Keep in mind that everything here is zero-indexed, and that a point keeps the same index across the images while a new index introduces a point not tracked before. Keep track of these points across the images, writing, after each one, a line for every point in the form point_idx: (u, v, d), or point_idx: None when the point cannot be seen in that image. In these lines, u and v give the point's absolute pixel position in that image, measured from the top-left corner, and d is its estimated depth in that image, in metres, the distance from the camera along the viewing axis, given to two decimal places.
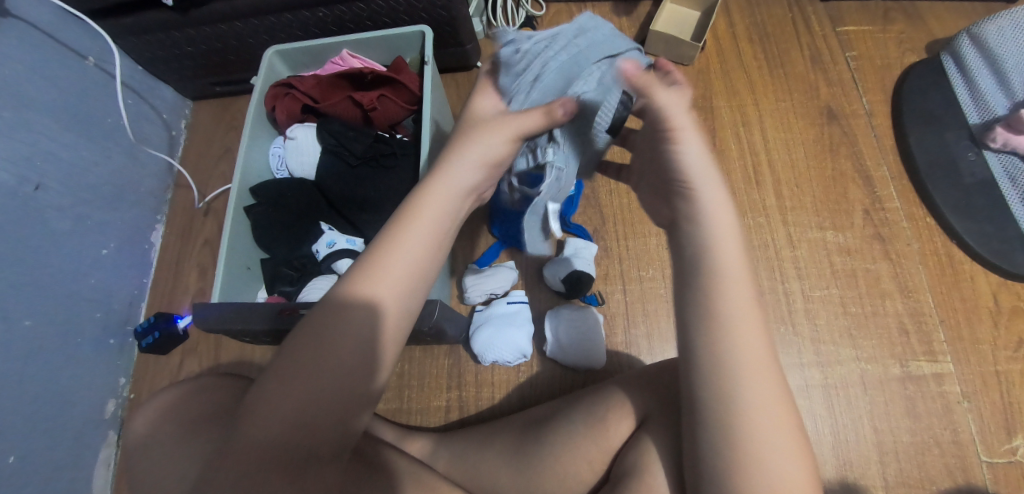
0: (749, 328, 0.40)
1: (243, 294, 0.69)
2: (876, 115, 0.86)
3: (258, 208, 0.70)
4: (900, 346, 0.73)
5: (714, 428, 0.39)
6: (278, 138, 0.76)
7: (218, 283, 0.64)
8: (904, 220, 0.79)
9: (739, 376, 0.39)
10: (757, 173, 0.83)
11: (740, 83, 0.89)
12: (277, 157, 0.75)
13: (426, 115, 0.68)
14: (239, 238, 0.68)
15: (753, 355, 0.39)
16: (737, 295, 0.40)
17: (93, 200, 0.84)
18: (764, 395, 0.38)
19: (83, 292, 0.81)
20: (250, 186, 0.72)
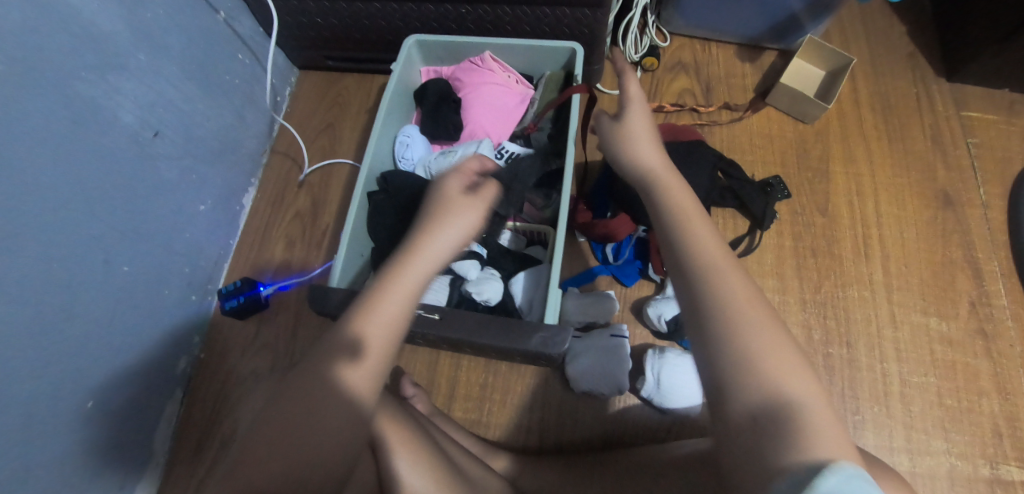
0: (748, 317, 0.40)
1: (355, 281, 0.68)
2: (992, 208, 0.85)
3: (381, 196, 0.68)
4: (992, 447, 0.72)
5: (736, 383, 0.38)
6: (408, 128, 0.74)
7: (338, 266, 0.63)
8: (1010, 320, 0.78)
9: (773, 375, 0.38)
10: (866, 246, 0.82)
11: (857, 150, 0.88)
12: (403, 146, 0.73)
13: (572, 135, 0.67)
14: (360, 223, 0.67)
15: (739, 333, 0.39)
16: (733, 284, 0.42)
17: (200, 155, 0.83)
18: (784, 362, 0.39)
19: (176, 247, 0.80)
20: (375, 173, 0.71)
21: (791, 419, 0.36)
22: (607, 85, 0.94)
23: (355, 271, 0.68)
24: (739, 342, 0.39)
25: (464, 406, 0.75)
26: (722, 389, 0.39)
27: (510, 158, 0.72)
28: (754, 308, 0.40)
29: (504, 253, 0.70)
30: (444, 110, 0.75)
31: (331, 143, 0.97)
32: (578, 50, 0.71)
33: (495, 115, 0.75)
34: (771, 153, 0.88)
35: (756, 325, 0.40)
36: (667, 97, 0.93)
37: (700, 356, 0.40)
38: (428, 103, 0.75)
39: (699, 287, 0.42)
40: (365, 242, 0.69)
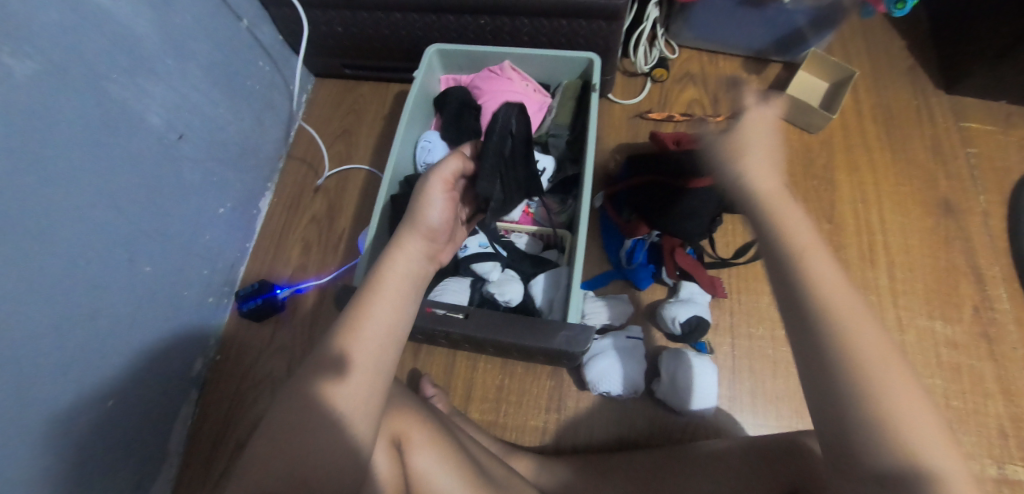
0: (890, 377, 0.41)
1: None
2: (992, 216, 0.88)
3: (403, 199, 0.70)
4: (998, 448, 0.74)
5: (887, 453, 0.40)
6: (429, 134, 0.76)
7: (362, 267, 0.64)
8: (1012, 324, 0.81)
9: (911, 438, 0.40)
10: (872, 251, 0.84)
11: (861, 158, 0.91)
12: (424, 151, 0.75)
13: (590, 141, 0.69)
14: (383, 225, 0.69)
15: (891, 395, 0.40)
16: (867, 339, 0.42)
17: (221, 158, 0.84)
18: (923, 419, 0.40)
19: (196, 248, 0.81)
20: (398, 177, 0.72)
21: (928, 483, 0.39)
22: (618, 95, 0.97)
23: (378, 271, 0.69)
24: (881, 434, 0.40)
25: (481, 408, 0.75)
26: (866, 457, 0.40)
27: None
28: (899, 385, 0.41)
29: (523, 256, 0.70)
30: (464, 116, 0.77)
31: (347, 149, 0.99)
32: (595, 60, 0.73)
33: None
34: None
35: (905, 418, 0.40)
36: (677, 107, 0.96)
37: (831, 416, 0.42)
38: (449, 109, 0.77)
39: (838, 371, 0.41)
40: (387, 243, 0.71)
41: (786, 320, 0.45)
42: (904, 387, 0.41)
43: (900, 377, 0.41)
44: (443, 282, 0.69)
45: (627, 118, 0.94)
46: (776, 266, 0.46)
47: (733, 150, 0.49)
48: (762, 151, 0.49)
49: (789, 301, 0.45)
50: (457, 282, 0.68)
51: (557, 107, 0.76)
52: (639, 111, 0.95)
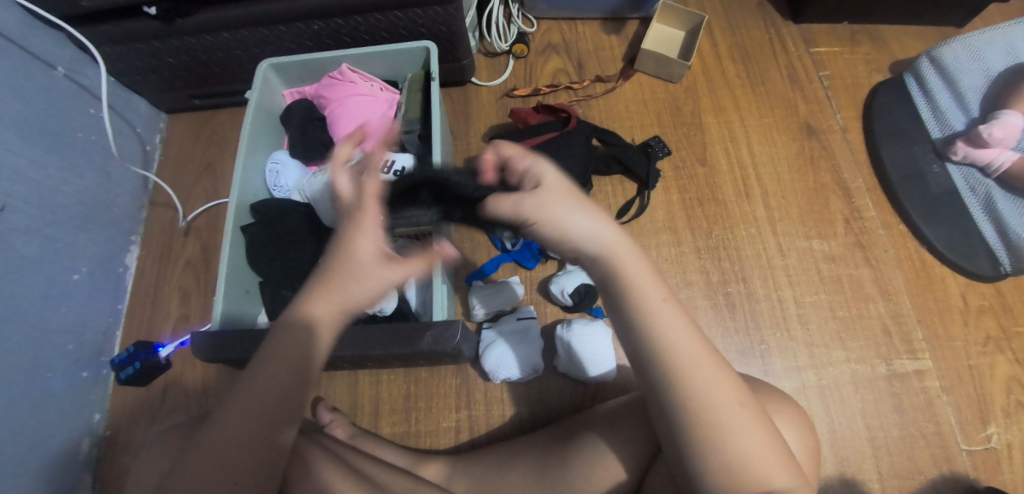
0: (694, 351, 0.45)
1: (245, 320, 0.65)
2: (850, 131, 0.92)
3: (256, 227, 0.66)
4: (884, 346, 0.78)
5: (683, 415, 0.44)
6: (277, 153, 0.72)
7: (218, 307, 0.60)
8: (881, 228, 0.85)
9: (710, 401, 0.44)
10: (746, 185, 0.87)
11: (725, 99, 0.94)
12: (273, 173, 0.71)
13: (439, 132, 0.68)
14: (237, 260, 0.65)
15: (689, 356, 0.45)
16: (668, 313, 0.46)
17: (64, 222, 0.78)
18: (717, 382, 0.45)
19: (53, 323, 0.75)
20: (248, 205, 0.68)
21: (709, 437, 0.44)
22: (483, 77, 0.95)
23: (241, 310, 0.65)
24: (708, 440, 0.44)
25: (391, 422, 0.73)
26: (677, 419, 0.45)
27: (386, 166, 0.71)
28: (702, 356, 0.45)
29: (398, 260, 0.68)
30: (311, 130, 0.74)
31: (213, 184, 0.93)
32: (431, 49, 0.71)
33: (364, 126, 0.74)
34: (647, 116, 0.92)
35: (724, 418, 0.44)
36: (543, 79, 0.95)
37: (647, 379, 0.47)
38: (294, 126, 0.74)
39: (666, 382, 0.45)
40: (249, 276, 0.67)
41: (624, 342, 0.47)
42: (708, 365, 0.45)
43: (712, 379, 0.45)
44: None
45: (494, 99, 0.93)
46: (610, 294, 0.46)
47: (557, 233, 0.44)
48: (568, 201, 0.44)
49: (625, 327, 0.47)
50: None
51: (405, 103, 0.74)
52: (506, 90, 0.94)
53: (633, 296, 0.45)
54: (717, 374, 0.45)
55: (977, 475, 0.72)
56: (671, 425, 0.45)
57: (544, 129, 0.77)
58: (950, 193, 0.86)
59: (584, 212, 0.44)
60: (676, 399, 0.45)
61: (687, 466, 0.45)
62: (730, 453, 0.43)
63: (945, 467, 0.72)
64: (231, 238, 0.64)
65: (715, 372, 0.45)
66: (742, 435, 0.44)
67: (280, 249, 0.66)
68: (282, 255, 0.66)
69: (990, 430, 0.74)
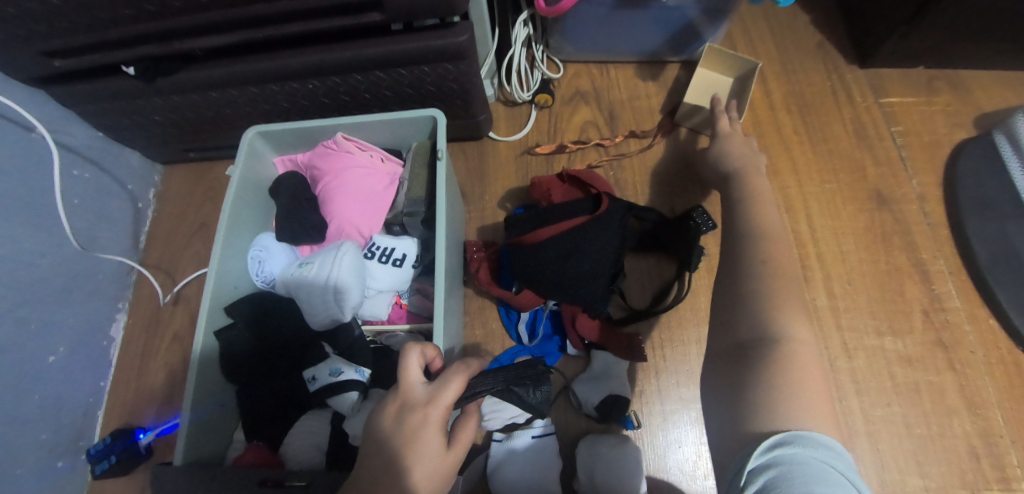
0: (801, 329, 0.45)
1: (214, 440, 0.56)
2: (928, 200, 0.79)
3: (233, 330, 0.57)
4: (971, 473, 0.65)
5: (772, 359, 0.43)
6: (261, 238, 0.64)
7: (182, 433, 0.52)
8: (966, 323, 0.72)
9: (800, 356, 0.43)
10: (805, 266, 0.75)
11: (780, 159, 0.81)
12: (257, 262, 0.63)
13: (441, 215, 0.59)
14: (209, 369, 0.56)
15: (801, 333, 0.45)
16: (794, 315, 0.46)
17: (39, 299, 0.70)
18: (806, 347, 0.44)
19: (25, 414, 0.67)
20: (226, 301, 0.60)
21: (787, 380, 0.42)
22: (501, 130, 0.85)
23: (211, 429, 0.56)
24: (777, 367, 0.43)
25: None
26: (758, 357, 0.44)
27: (384, 255, 0.62)
28: (800, 326, 0.45)
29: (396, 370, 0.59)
30: (301, 209, 0.65)
31: (207, 245, 0.86)
32: (439, 118, 0.62)
33: (361, 205, 0.64)
34: (688, 179, 0.80)
35: (799, 359, 0.43)
36: (569, 134, 0.84)
37: (747, 323, 0.47)
38: (281, 202, 0.65)
39: (758, 326, 0.46)
40: (223, 387, 0.58)
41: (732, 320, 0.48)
42: (804, 335, 0.45)
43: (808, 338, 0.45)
44: (297, 422, 0.55)
45: (514, 156, 0.83)
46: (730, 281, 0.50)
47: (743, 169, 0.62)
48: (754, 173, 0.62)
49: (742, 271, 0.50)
50: (312, 419, 0.55)
51: (408, 177, 0.64)
52: (527, 146, 0.83)
53: (772, 273, 0.49)
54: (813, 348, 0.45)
55: None
56: (752, 354, 0.45)
57: (571, 211, 0.65)
58: None
59: (754, 157, 0.64)
60: (754, 331, 0.46)
61: (749, 428, 0.40)
62: (795, 403, 0.40)
63: None
64: (203, 347, 0.55)
65: (808, 334, 0.45)
66: (812, 394, 0.41)
67: (261, 354, 0.58)
68: (263, 361, 0.57)
69: None
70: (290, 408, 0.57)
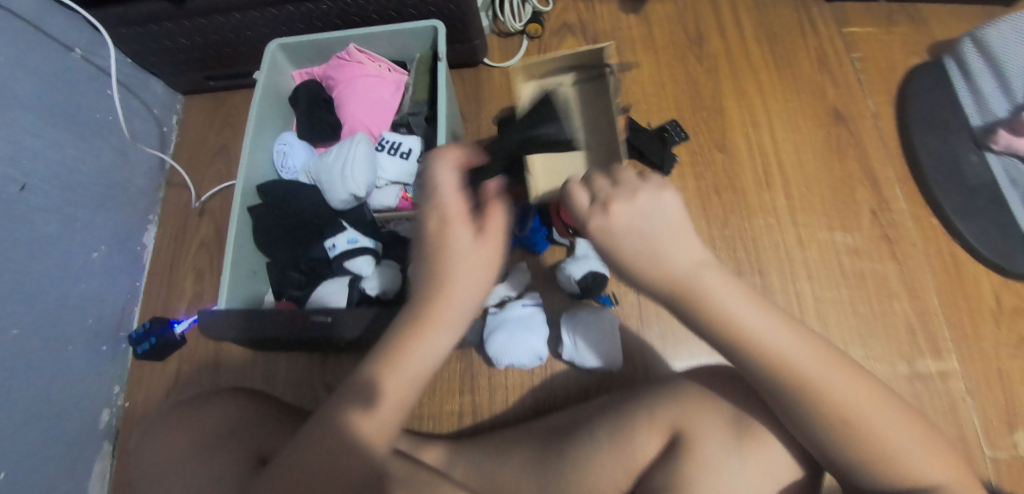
0: (781, 335, 0.41)
1: (249, 300, 0.66)
2: (882, 117, 0.87)
3: (264, 208, 0.66)
4: (907, 345, 0.75)
5: (809, 406, 0.41)
6: (285, 134, 0.73)
7: (224, 284, 0.60)
8: (910, 221, 0.81)
9: (822, 386, 0.41)
10: (767, 173, 0.83)
11: (748, 81, 0.89)
12: (282, 154, 0.72)
13: (443, 116, 0.67)
14: (244, 239, 0.65)
15: (788, 341, 0.41)
16: (746, 306, 0.41)
17: (82, 201, 0.79)
18: (810, 356, 0.41)
19: (71, 299, 0.76)
20: (256, 185, 0.69)
21: (847, 427, 0.41)
22: (495, 58, 0.93)
23: (246, 288, 0.65)
24: (849, 441, 0.42)
25: None
26: (796, 409, 0.42)
27: (393, 148, 0.71)
28: (789, 336, 0.41)
29: (404, 245, 0.70)
30: (319, 112, 0.74)
31: (227, 166, 0.95)
32: (439, 28, 0.70)
33: (371, 108, 0.73)
34: (664, 99, 0.88)
35: (873, 424, 0.41)
36: None
37: (760, 380, 0.42)
38: (300, 107, 0.74)
39: (778, 390, 0.41)
40: (255, 257, 0.67)
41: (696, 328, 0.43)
42: (809, 350, 0.41)
43: (844, 377, 0.41)
44: (321, 285, 0.65)
45: (507, 81, 0.91)
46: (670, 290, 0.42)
47: (642, 248, 0.40)
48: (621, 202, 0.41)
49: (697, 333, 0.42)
50: (335, 283, 0.65)
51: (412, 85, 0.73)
52: None
53: (697, 273, 0.41)
54: (845, 370, 0.41)
55: (1001, 484, 0.68)
56: (791, 412, 0.43)
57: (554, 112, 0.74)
58: (987, 185, 0.81)
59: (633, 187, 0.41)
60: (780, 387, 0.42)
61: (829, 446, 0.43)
62: (866, 431, 0.41)
63: None
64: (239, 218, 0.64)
65: (804, 345, 0.41)
66: (897, 438, 0.41)
67: (288, 230, 0.67)
68: (291, 235, 0.67)
69: (1017, 438, 0.70)
70: (313, 275, 0.67)
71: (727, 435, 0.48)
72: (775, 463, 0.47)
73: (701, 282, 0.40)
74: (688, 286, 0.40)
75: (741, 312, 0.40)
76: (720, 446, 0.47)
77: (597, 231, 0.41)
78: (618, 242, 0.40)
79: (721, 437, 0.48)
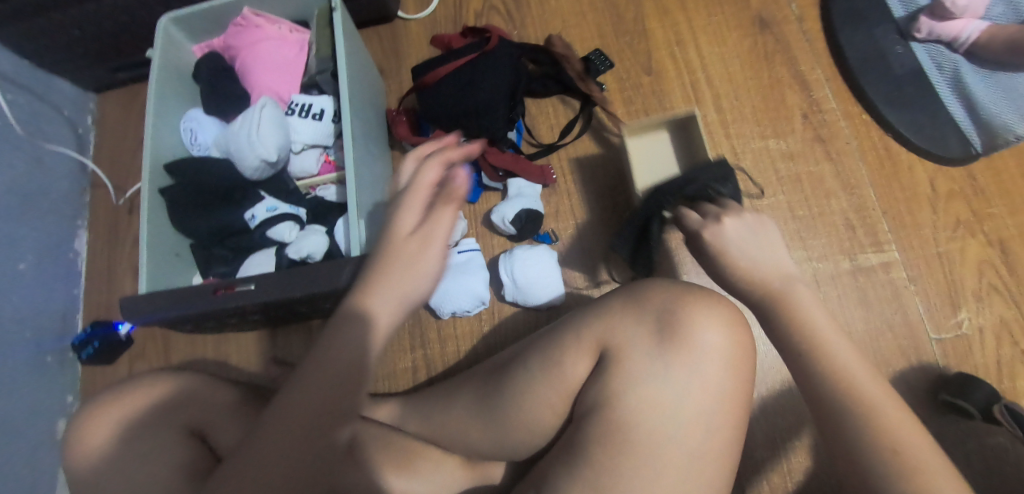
0: (819, 318, 0.46)
1: (178, 282, 0.65)
2: (807, 20, 0.86)
3: (176, 187, 0.64)
4: (848, 241, 0.75)
5: (834, 382, 0.43)
6: (190, 111, 0.70)
7: (143, 269, 0.59)
8: (842, 120, 0.81)
9: (837, 371, 0.44)
10: (697, 90, 0.82)
11: (669, 0, 0.87)
12: (189, 132, 0.69)
13: (342, 64, 0.63)
14: (161, 221, 0.63)
15: (823, 320, 0.46)
16: (800, 288, 0.47)
17: (0, 211, 0.75)
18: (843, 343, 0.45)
19: (6, 314, 0.73)
20: (166, 165, 0.67)
21: (860, 408, 0.42)
22: (409, 9, 0.90)
23: (173, 270, 0.64)
24: (852, 403, 0.42)
25: None
26: (819, 391, 0.44)
27: (303, 110, 0.68)
28: (827, 324, 0.46)
29: (328, 207, 0.67)
30: (223, 83, 0.71)
31: None
32: None
33: (277, 72, 0.71)
34: (586, 28, 0.86)
35: (863, 387, 0.43)
36: (473, 4, 0.89)
37: (785, 344, 0.47)
38: (204, 82, 0.71)
39: (806, 358, 0.45)
40: (177, 239, 0.66)
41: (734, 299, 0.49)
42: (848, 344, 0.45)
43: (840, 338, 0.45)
44: (249, 258, 0.65)
45: (423, 32, 0.88)
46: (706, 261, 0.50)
47: (749, 260, 0.48)
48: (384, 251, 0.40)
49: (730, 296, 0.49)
50: (261, 254, 0.64)
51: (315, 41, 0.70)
52: (434, 20, 0.88)
53: (768, 265, 0.48)
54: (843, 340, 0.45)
55: (946, 362, 0.70)
56: (814, 391, 0.44)
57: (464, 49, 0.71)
58: (913, 74, 0.80)
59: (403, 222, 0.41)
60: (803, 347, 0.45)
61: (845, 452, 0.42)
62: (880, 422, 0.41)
63: (913, 358, 0.71)
64: (151, 201, 0.62)
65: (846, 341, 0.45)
66: (890, 410, 0.42)
67: (205, 207, 0.65)
68: (208, 212, 0.65)
69: (960, 316, 0.72)
70: (240, 249, 0.66)
71: (651, 344, 0.46)
72: (703, 361, 0.45)
73: (795, 291, 0.47)
74: (750, 279, 0.48)
75: (801, 294, 0.47)
76: (643, 353, 0.46)
77: (717, 248, 0.49)
78: (715, 265, 0.49)
79: (644, 345, 0.46)
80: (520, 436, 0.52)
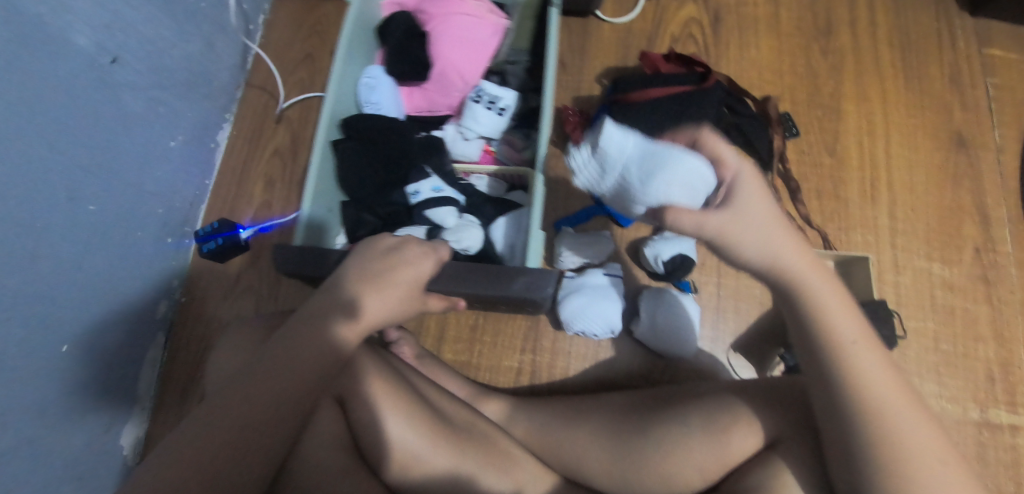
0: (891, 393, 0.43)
1: (323, 235, 0.65)
2: (1006, 152, 0.81)
3: (347, 143, 0.66)
4: (983, 392, 0.72)
5: (868, 446, 0.41)
6: (373, 67, 0.71)
7: (304, 216, 0.59)
8: (1013, 267, 0.77)
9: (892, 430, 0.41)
10: (874, 188, 0.79)
11: (872, 88, 0.83)
12: (369, 88, 0.70)
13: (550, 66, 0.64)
14: (326, 172, 0.64)
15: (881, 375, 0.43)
16: (849, 329, 0.45)
17: (168, 85, 0.76)
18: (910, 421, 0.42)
19: (147, 185, 0.75)
20: (339, 118, 0.67)
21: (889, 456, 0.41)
22: (607, 12, 0.87)
23: (326, 222, 0.65)
24: (869, 433, 0.42)
25: (454, 349, 0.73)
26: (857, 450, 0.42)
27: (489, 102, 0.68)
28: (881, 384, 0.43)
29: (483, 199, 0.67)
30: (411, 47, 0.70)
31: (309, 76, 0.92)
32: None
33: (465, 50, 0.70)
34: (780, 89, 0.83)
35: (888, 428, 0.41)
36: (672, 26, 0.86)
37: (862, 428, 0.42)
38: (393, 38, 0.71)
39: (854, 417, 0.42)
40: (333, 194, 0.67)
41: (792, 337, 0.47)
42: (886, 398, 0.42)
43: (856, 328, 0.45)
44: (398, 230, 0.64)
45: (617, 38, 0.85)
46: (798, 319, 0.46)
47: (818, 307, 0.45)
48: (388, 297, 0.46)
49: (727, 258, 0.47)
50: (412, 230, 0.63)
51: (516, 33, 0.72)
52: (631, 31, 0.86)
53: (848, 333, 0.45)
54: (825, 284, 0.46)
55: None
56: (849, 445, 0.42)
57: (681, 82, 0.70)
58: None
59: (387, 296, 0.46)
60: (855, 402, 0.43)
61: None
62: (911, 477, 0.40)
63: None
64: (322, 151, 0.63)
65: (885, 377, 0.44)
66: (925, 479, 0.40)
67: (367, 170, 0.66)
68: (372, 175, 0.66)
69: None
70: (390, 219, 0.66)
71: None
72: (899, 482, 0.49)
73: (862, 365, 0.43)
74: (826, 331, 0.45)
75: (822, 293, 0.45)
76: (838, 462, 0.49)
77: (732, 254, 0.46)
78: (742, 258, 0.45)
79: None
80: (652, 485, 0.53)
